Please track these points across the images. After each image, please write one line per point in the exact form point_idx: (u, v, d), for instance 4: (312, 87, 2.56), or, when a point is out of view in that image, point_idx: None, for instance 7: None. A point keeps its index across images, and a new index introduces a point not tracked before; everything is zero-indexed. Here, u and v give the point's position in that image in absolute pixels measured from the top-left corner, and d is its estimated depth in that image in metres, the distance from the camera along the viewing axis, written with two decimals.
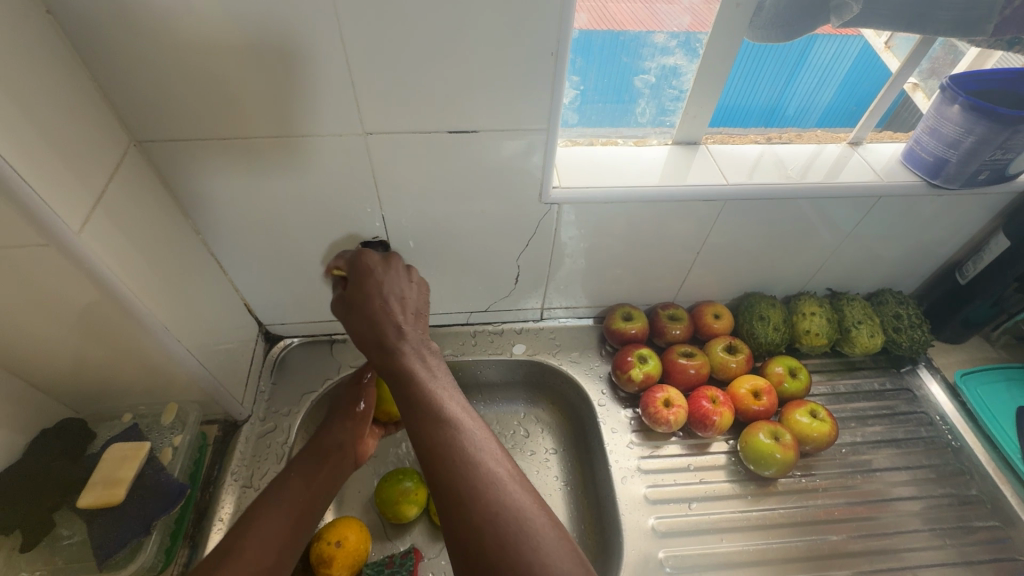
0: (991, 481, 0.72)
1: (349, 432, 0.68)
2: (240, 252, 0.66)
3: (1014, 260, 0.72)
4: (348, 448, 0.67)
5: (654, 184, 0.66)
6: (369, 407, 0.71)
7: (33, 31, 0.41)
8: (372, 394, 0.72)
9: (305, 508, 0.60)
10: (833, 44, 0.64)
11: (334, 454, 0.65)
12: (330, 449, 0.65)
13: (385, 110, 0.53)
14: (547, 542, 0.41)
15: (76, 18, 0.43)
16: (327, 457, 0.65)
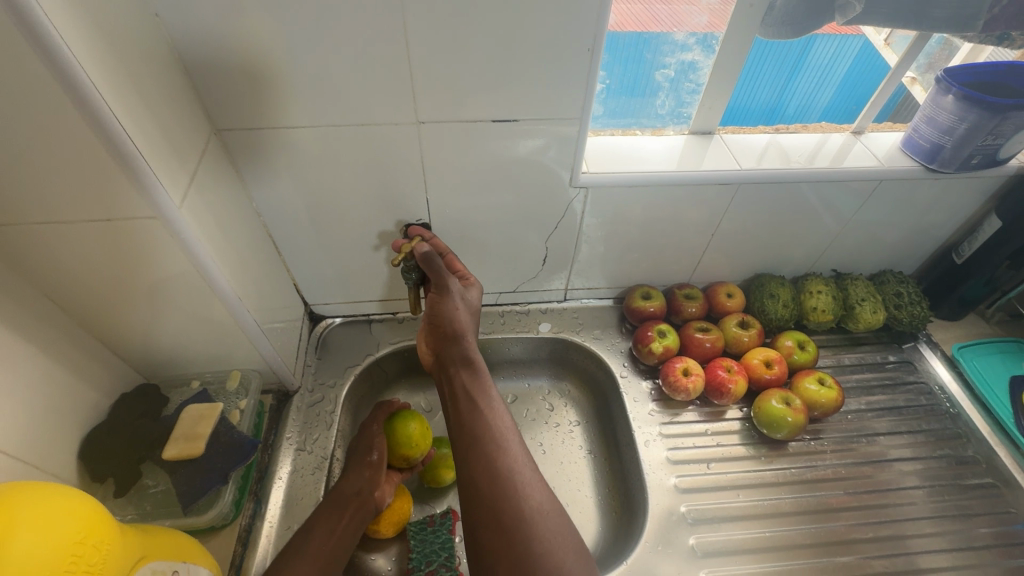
0: (987, 443, 0.78)
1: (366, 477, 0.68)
2: (294, 235, 0.72)
3: (1007, 239, 0.78)
4: (365, 495, 0.67)
5: (673, 169, 0.72)
6: (382, 453, 0.71)
7: (143, 31, 0.47)
8: (384, 443, 0.72)
9: (330, 557, 0.60)
10: (834, 44, 0.70)
11: (353, 502, 0.66)
12: (348, 497, 0.65)
13: (437, 103, 0.58)
14: (551, 523, 0.51)
15: (174, 20, 0.49)
16: (346, 506, 0.65)
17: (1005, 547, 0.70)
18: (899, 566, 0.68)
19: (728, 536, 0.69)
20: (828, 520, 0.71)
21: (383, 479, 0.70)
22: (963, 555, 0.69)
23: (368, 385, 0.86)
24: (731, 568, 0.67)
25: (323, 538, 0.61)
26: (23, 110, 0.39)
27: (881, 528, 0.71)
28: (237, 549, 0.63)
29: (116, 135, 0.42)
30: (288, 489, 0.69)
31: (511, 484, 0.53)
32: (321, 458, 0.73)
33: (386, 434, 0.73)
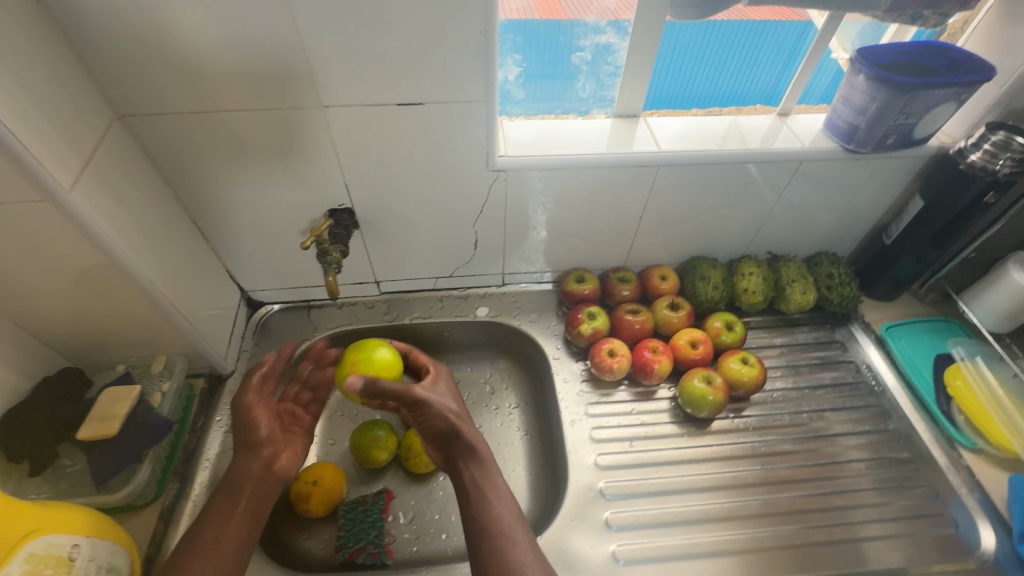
0: (907, 420, 0.79)
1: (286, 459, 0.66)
2: (219, 221, 0.73)
3: (928, 219, 0.79)
4: (259, 475, 0.62)
5: (593, 152, 0.73)
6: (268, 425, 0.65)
7: (23, 16, 0.47)
8: (262, 414, 0.65)
9: (234, 550, 0.56)
10: (780, 30, 0.72)
11: (247, 485, 0.60)
12: (239, 483, 0.60)
13: (338, 87, 0.59)
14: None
15: (60, 6, 0.50)
16: (240, 492, 0.60)
17: (925, 518, 0.70)
18: (842, 535, 0.69)
19: (642, 511, 0.70)
20: (749, 494, 0.73)
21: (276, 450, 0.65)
22: (895, 525, 0.70)
23: None
24: (639, 543, 0.68)
25: (230, 524, 0.58)
26: None
27: (820, 500, 0.72)
28: (158, 527, 0.65)
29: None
30: (215, 469, 0.71)
31: (494, 545, 0.54)
32: None
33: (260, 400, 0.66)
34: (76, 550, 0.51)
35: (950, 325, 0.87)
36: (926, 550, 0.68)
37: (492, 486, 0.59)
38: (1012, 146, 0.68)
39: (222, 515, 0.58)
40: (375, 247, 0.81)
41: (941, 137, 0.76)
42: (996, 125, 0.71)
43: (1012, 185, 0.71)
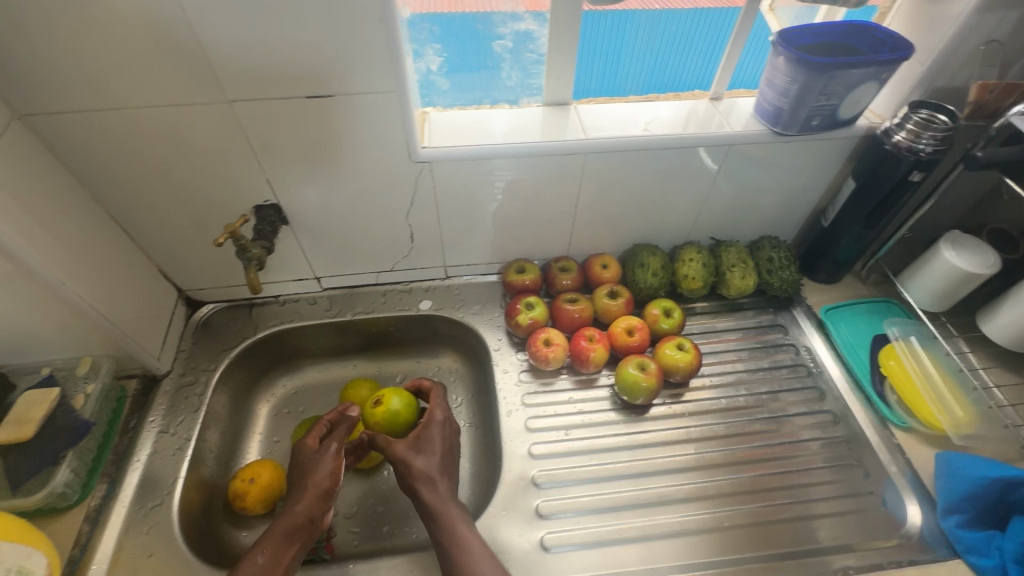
0: (842, 400, 0.79)
1: (301, 510, 0.61)
2: (144, 220, 0.73)
3: (861, 200, 0.79)
4: (297, 518, 0.60)
5: (520, 140, 0.72)
6: (316, 465, 0.64)
7: None
8: (305, 454, 0.66)
9: None
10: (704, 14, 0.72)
11: (284, 529, 0.60)
12: (279, 527, 0.60)
13: (242, 79, 0.58)
14: None
15: None
16: (279, 535, 0.59)
17: (862, 496, 0.71)
18: (794, 513, 0.70)
19: (573, 498, 0.70)
20: (685, 478, 0.73)
21: (319, 482, 0.63)
22: (846, 501, 0.71)
23: (247, 368, 0.87)
24: (566, 532, 0.67)
25: None
26: None
27: (777, 478, 0.73)
28: (84, 528, 0.64)
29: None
30: (146, 470, 0.70)
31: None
32: (184, 439, 0.74)
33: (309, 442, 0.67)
34: None
35: (890, 307, 0.87)
36: (868, 526, 0.68)
37: (467, 525, 0.61)
38: (934, 124, 0.68)
39: None
40: (308, 242, 0.81)
41: (870, 116, 0.76)
42: (919, 104, 0.70)
43: (936, 163, 0.71)
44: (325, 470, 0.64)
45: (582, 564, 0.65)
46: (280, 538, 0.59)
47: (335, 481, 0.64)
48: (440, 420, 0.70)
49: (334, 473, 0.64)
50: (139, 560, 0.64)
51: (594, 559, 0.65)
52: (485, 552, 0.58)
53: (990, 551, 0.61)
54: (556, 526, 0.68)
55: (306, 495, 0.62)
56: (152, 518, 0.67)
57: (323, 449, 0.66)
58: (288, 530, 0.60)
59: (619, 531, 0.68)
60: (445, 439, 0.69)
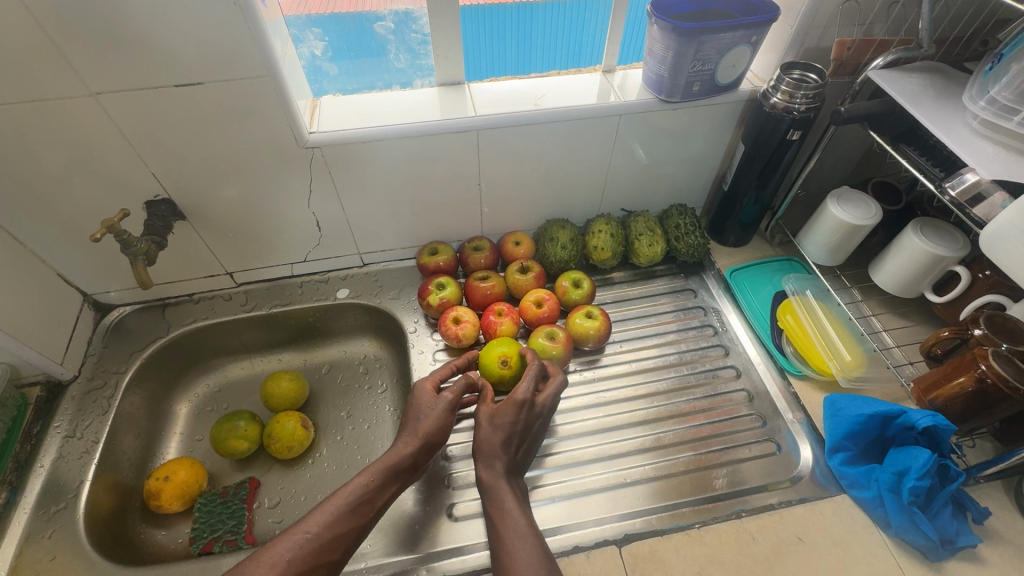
0: (746, 355, 0.82)
1: (408, 452, 0.61)
2: (31, 224, 0.71)
3: (751, 163, 0.82)
4: (406, 458, 0.61)
5: (412, 121, 0.73)
6: (427, 414, 0.65)
7: None
8: (421, 400, 0.66)
9: (352, 516, 0.56)
10: None
11: (393, 465, 0.60)
12: (384, 461, 0.60)
13: (103, 70, 0.58)
14: None
15: None
16: (389, 468, 0.60)
17: (764, 441, 0.73)
18: (720, 459, 0.72)
19: None
20: (601, 438, 0.74)
21: (427, 432, 0.63)
22: (765, 444, 0.73)
23: (163, 368, 0.86)
24: (476, 500, 0.69)
25: (343, 512, 0.56)
26: None
27: (712, 428, 0.75)
28: None
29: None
30: (50, 475, 0.69)
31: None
32: (92, 442, 0.73)
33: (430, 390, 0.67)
34: None
35: (791, 265, 0.92)
36: (769, 467, 0.71)
37: (516, 503, 0.58)
38: (805, 83, 0.71)
39: (337, 503, 0.56)
40: (211, 238, 0.80)
41: (752, 79, 0.79)
42: (790, 66, 0.74)
43: (811, 121, 0.74)
44: (433, 423, 0.64)
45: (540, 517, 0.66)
46: (383, 473, 0.59)
47: (441, 435, 0.64)
48: (521, 401, 0.63)
49: (439, 427, 0.64)
50: (42, 564, 0.63)
51: (560, 510, 0.67)
52: (530, 533, 0.54)
53: (869, 483, 0.65)
54: None
55: (411, 439, 0.63)
56: (56, 521, 0.66)
57: (436, 401, 0.65)
58: (393, 466, 0.60)
59: (583, 483, 0.69)
60: (522, 420, 0.63)
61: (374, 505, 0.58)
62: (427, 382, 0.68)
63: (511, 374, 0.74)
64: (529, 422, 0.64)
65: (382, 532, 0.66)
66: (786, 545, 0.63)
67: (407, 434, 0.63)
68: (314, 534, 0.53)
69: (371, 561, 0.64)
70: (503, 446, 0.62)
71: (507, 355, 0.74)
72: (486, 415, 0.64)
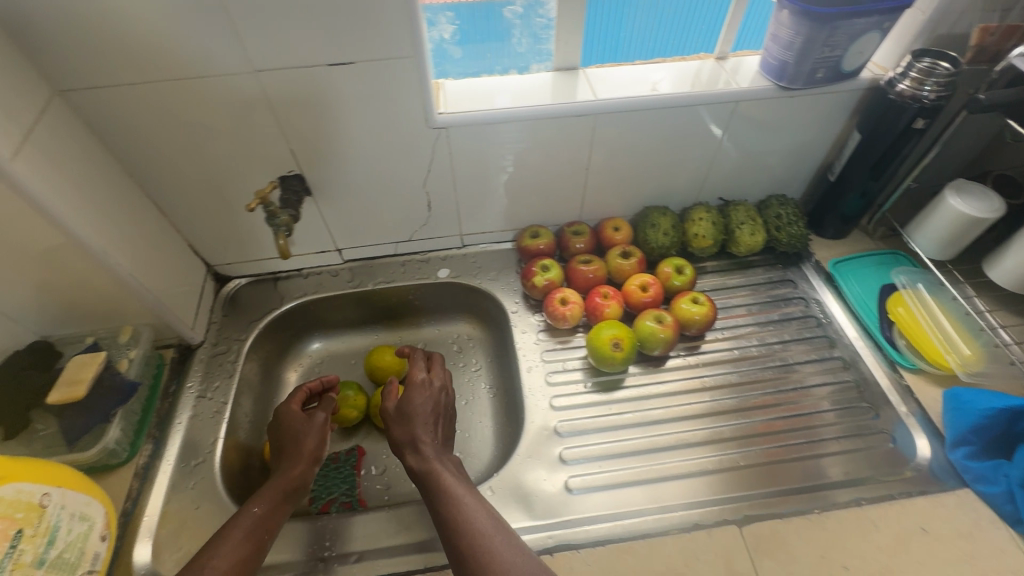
0: (853, 347, 0.82)
1: (299, 468, 0.67)
2: (175, 195, 0.76)
3: (867, 152, 0.81)
4: (297, 477, 0.66)
5: (533, 104, 0.75)
6: (302, 438, 0.70)
7: None
8: (296, 421, 0.72)
9: (254, 539, 0.58)
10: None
11: (281, 488, 0.64)
12: (277, 483, 0.65)
13: (268, 49, 0.61)
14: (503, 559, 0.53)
15: None
16: (282, 491, 0.64)
17: (877, 433, 0.73)
18: (803, 452, 0.72)
19: (593, 445, 0.73)
20: (710, 423, 0.75)
21: (307, 452, 0.69)
22: (852, 440, 0.73)
23: (275, 338, 0.90)
24: (590, 475, 0.70)
25: (242, 537, 0.58)
26: None
27: (787, 422, 0.75)
28: (135, 484, 0.68)
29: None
30: (188, 432, 0.74)
31: (460, 538, 0.56)
32: (221, 403, 0.78)
33: (298, 407, 0.74)
34: (48, 498, 0.54)
35: (897, 259, 0.90)
36: (874, 461, 0.70)
37: (453, 477, 0.63)
38: (937, 71, 0.70)
39: (236, 529, 0.58)
40: (329, 214, 0.84)
41: (872, 68, 0.78)
42: (922, 53, 0.72)
43: (939, 109, 0.73)
44: (315, 440, 0.70)
45: (628, 500, 0.67)
46: (273, 495, 0.63)
47: (322, 446, 0.70)
48: (420, 381, 0.73)
49: (320, 441, 0.71)
50: (187, 512, 0.67)
51: (666, 490, 0.68)
52: (466, 497, 0.60)
53: (996, 478, 0.64)
54: (603, 466, 0.71)
55: (299, 460, 0.68)
56: (196, 474, 0.71)
57: (310, 421, 0.72)
58: (287, 487, 0.65)
59: (682, 466, 0.71)
60: (426, 401, 0.71)
61: (274, 520, 0.62)
62: (292, 400, 0.75)
63: (620, 360, 0.76)
64: (435, 401, 0.72)
65: (501, 498, 0.68)
66: (910, 535, 0.62)
67: (294, 459, 0.68)
68: (216, 564, 0.54)
69: None
70: (421, 427, 0.69)
71: (617, 337, 0.75)
72: (393, 412, 0.70)
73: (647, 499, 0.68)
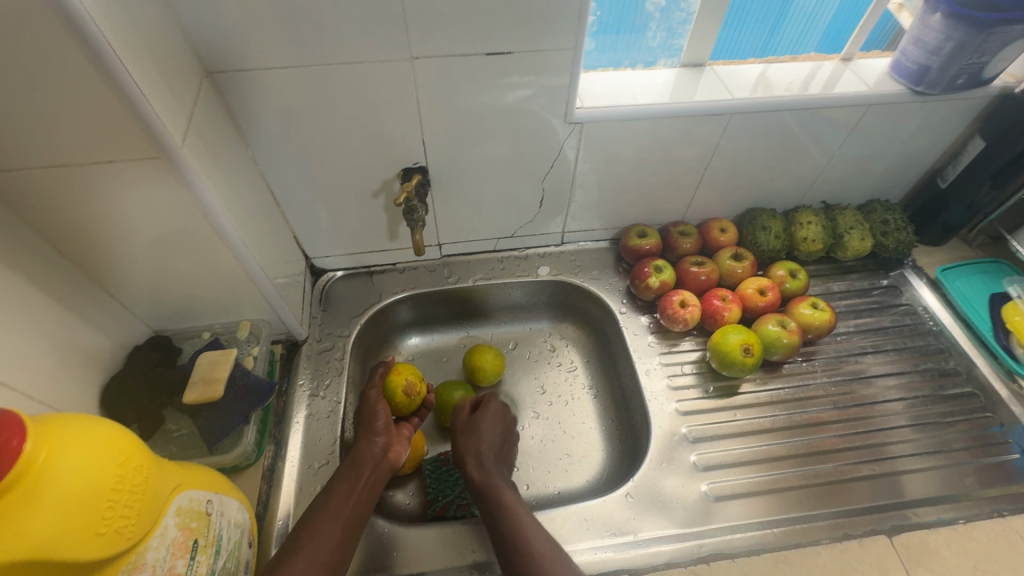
0: (967, 355, 0.82)
1: (378, 443, 0.67)
2: (291, 184, 0.73)
3: (987, 161, 0.81)
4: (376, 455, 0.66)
5: (668, 102, 0.73)
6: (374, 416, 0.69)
7: None
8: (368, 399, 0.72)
9: (349, 516, 0.59)
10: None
11: (366, 463, 0.64)
12: (361, 459, 0.65)
13: (430, 36, 0.60)
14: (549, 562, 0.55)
15: None
16: (360, 467, 0.64)
17: (1001, 444, 0.74)
18: (906, 465, 0.72)
19: (726, 452, 0.72)
20: (834, 429, 0.75)
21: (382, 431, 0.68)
22: (946, 455, 0.73)
23: (373, 335, 0.87)
24: (727, 482, 0.70)
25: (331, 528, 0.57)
26: (34, 46, 0.39)
27: (906, 431, 0.75)
28: (264, 487, 0.66)
29: (103, 49, 0.41)
30: (306, 432, 0.71)
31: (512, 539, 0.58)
32: (335, 401, 0.75)
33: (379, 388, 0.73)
34: (211, 506, 0.51)
35: (1000, 267, 0.89)
36: (988, 474, 0.71)
37: (512, 492, 0.64)
38: None
39: (322, 521, 0.57)
40: (442, 207, 0.82)
41: (1006, 77, 0.77)
42: None
43: None
44: (383, 419, 0.69)
45: (768, 508, 0.67)
46: (349, 469, 0.63)
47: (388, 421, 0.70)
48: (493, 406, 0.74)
49: (389, 416, 0.70)
50: None
51: (804, 497, 0.68)
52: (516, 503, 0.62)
53: None
54: (738, 473, 0.70)
55: (370, 438, 0.67)
56: (323, 475, 0.68)
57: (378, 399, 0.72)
58: (357, 461, 0.64)
59: (815, 473, 0.71)
60: (495, 424, 0.73)
61: (362, 511, 0.61)
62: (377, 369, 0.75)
63: (745, 366, 0.75)
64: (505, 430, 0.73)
65: (641, 505, 0.67)
66: None
67: (370, 438, 0.67)
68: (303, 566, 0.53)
69: (641, 533, 0.65)
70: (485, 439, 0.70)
71: (746, 342, 0.74)
72: (461, 426, 0.72)
73: (788, 506, 0.68)
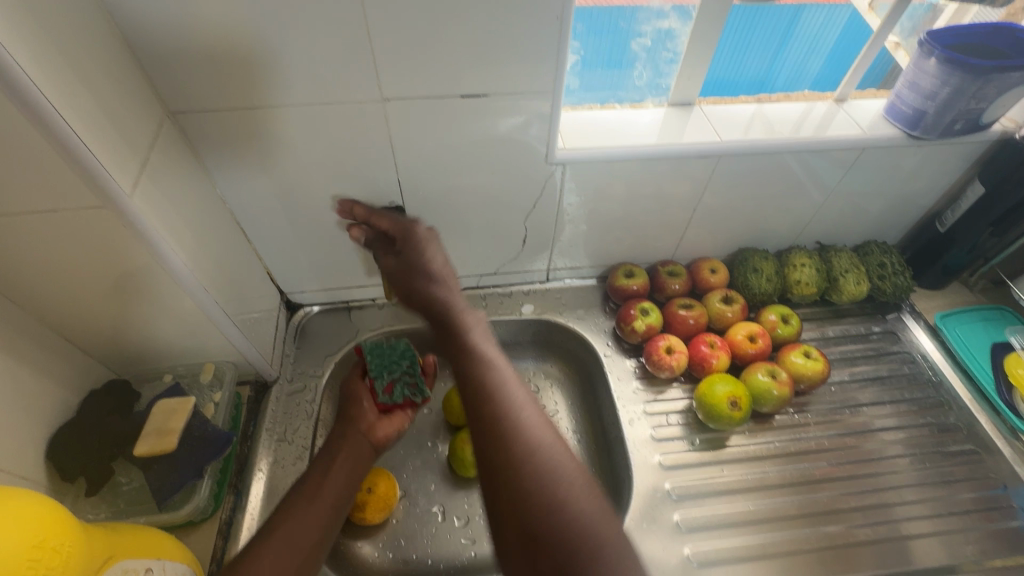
0: (968, 410, 0.78)
1: (361, 426, 0.65)
2: (263, 221, 0.71)
3: (988, 207, 0.78)
4: (355, 436, 0.64)
5: (653, 142, 0.71)
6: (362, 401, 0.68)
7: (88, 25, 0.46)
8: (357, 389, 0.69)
9: (333, 500, 0.58)
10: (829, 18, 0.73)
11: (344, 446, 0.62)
12: (340, 441, 0.63)
13: (402, 78, 0.58)
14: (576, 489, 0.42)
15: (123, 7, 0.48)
16: (338, 452, 0.62)
17: (1005, 509, 0.70)
18: (902, 531, 0.68)
19: (710, 511, 0.68)
20: (826, 488, 0.71)
21: (367, 417, 0.66)
22: (946, 520, 0.69)
23: None
24: (711, 545, 0.66)
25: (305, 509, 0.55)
26: None
27: (902, 493, 0.71)
28: (218, 543, 0.62)
29: (40, 103, 0.39)
30: (268, 481, 0.68)
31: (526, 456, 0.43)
32: (301, 447, 0.72)
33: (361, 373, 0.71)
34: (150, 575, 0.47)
35: (1002, 315, 0.86)
36: (989, 543, 0.67)
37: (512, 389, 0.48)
38: None
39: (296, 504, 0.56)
40: None
41: (1005, 122, 0.75)
42: None
43: None
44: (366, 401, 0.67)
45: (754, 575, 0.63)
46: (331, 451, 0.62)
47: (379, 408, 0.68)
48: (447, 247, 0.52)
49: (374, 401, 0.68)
50: None
51: (792, 563, 0.64)
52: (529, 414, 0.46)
53: None
54: (723, 534, 0.67)
55: (353, 422, 0.65)
56: None
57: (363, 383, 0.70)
58: (337, 444, 0.63)
59: (806, 536, 0.67)
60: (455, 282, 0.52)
61: (346, 485, 0.60)
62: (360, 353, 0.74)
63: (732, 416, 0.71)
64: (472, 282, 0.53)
65: None
66: None
67: (354, 423, 0.65)
68: (271, 546, 0.51)
69: None
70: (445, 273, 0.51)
71: (735, 395, 0.71)
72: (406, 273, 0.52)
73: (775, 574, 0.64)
